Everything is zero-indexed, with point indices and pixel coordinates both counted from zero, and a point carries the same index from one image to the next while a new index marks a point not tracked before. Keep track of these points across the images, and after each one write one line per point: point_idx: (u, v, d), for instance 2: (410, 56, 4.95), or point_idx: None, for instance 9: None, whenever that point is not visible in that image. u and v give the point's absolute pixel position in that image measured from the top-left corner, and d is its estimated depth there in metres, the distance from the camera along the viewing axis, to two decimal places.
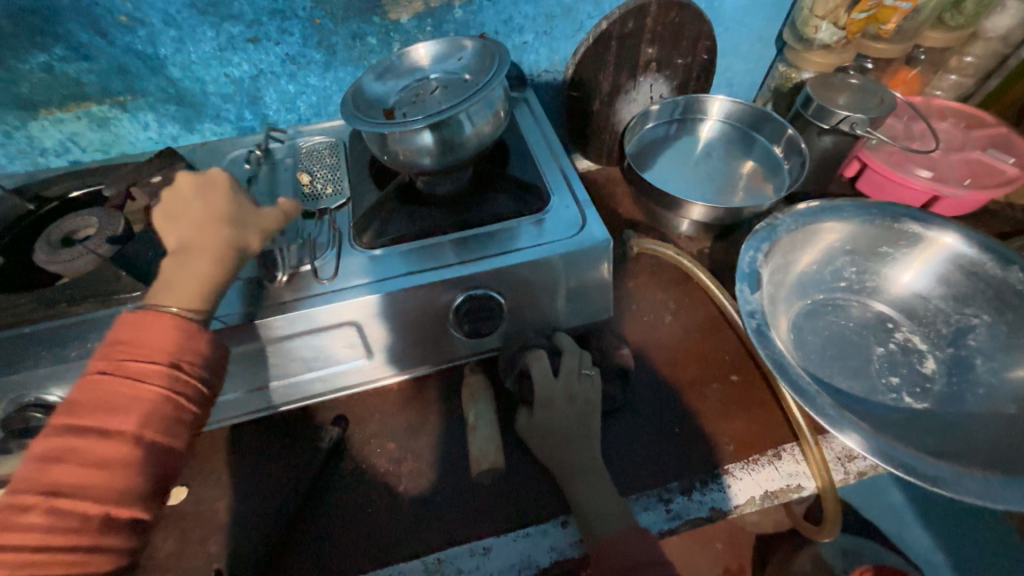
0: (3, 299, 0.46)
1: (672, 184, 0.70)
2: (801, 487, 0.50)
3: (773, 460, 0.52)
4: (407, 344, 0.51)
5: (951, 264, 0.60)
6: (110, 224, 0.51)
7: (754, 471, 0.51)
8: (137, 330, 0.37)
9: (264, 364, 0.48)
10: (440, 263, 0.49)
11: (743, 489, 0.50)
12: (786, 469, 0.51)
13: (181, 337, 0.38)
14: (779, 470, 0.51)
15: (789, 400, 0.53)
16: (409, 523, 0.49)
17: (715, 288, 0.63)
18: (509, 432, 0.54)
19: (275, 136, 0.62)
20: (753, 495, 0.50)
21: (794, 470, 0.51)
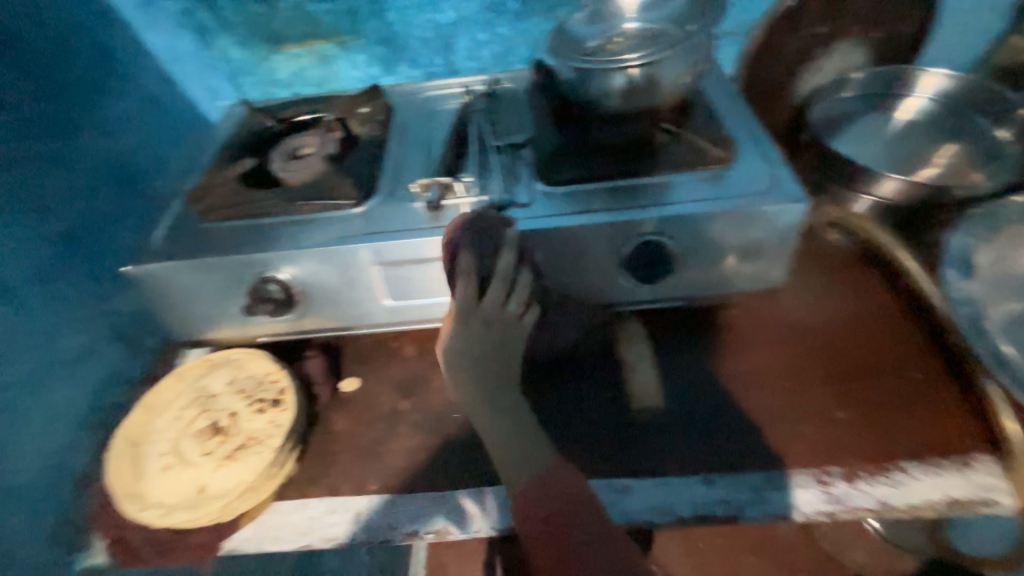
0: (247, 193, 0.55)
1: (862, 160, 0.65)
2: (997, 504, 0.44)
3: (962, 468, 0.45)
4: (571, 281, 0.53)
5: None
6: (329, 145, 0.61)
7: (936, 475, 0.45)
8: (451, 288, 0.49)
9: (443, 280, 0.53)
10: (616, 207, 0.50)
11: (920, 490, 0.45)
12: (980, 481, 0.45)
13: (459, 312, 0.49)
14: (970, 480, 0.45)
15: (997, 407, 0.46)
16: (550, 448, 0.51)
17: (922, 275, 0.55)
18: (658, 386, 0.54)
19: (460, 80, 0.67)
20: (933, 499, 0.44)
21: (990, 484, 0.44)
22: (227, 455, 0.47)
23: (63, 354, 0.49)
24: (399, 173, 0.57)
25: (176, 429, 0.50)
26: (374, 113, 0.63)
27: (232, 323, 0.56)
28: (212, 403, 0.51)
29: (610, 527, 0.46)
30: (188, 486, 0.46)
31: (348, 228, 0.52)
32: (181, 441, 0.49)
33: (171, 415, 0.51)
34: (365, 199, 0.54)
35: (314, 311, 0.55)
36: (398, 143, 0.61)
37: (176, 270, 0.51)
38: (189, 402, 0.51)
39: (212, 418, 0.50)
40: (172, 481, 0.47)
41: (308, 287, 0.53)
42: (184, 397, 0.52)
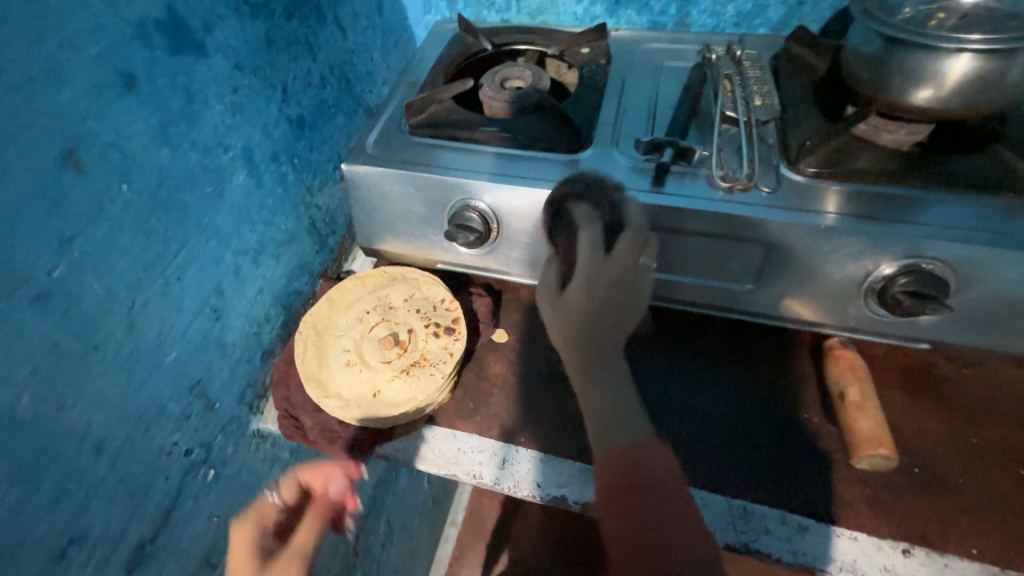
0: (461, 117, 0.54)
1: None
2: None
3: None
4: (792, 287, 0.47)
5: None
6: (542, 82, 0.57)
7: None
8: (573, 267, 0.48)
9: (648, 252, 0.49)
10: (884, 219, 0.42)
11: None
12: None
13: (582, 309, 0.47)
14: None
15: None
16: (715, 456, 0.46)
17: None
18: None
19: (692, 37, 0.60)
20: None
21: None
22: (403, 370, 0.50)
23: (274, 235, 0.52)
24: (615, 126, 0.53)
25: (358, 331, 0.52)
26: (592, 56, 0.59)
27: (415, 243, 0.56)
28: (390, 316, 0.53)
29: (776, 561, 0.42)
30: (364, 386, 0.49)
31: (559, 175, 0.49)
32: (362, 343, 0.52)
33: (354, 316, 0.53)
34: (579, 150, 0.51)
35: (500, 252, 0.53)
36: (615, 93, 0.56)
37: (386, 178, 0.52)
38: (370, 308, 0.54)
39: (392, 329, 0.52)
40: (352, 378, 0.50)
41: (504, 226, 0.51)
42: (366, 302, 0.54)
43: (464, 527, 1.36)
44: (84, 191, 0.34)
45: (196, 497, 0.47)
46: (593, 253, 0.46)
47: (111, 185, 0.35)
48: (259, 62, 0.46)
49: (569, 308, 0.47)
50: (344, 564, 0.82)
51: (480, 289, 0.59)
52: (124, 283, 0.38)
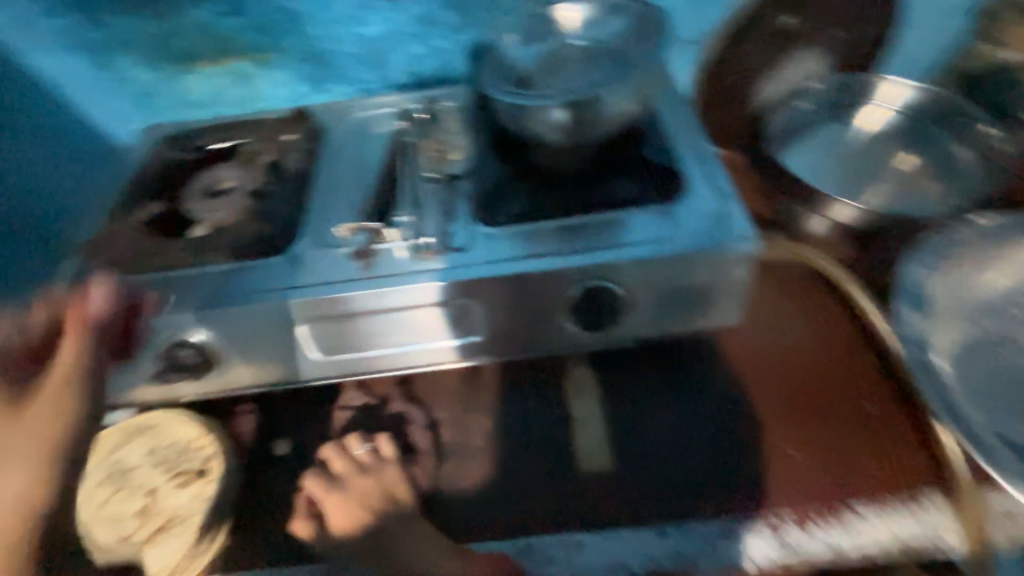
0: (157, 244, 0.50)
1: (813, 174, 0.62)
2: (947, 547, 0.42)
3: (914, 508, 0.43)
4: (516, 325, 0.49)
5: None
6: (248, 182, 0.55)
7: (889, 517, 0.43)
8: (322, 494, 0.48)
9: (375, 334, 0.48)
10: (559, 250, 0.47)
11: (871, 533, 0.43)
12: (930, 522, 0.43)
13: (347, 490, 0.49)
14: (921, 522, 0.43)
15: (946, 444, 0.45)
16: (494, 499, 0.48)
17: (873, 308, 0.53)
18: (617, 440, 0.50)
19: (395, 99, 0.61)
20: (883, 543, 0.42)
21: (937, 523, 0.43)
22: (147, 539, 0.44)
23: None
24: (326, 211, 0.51)
25: (87, 510, 0.45)
26: (300, 140, 0.58)
27: (147, 385, 0.50)
28: (129, 477, 0.47)
29: None
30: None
31: (266, 279, 0.47)
32: (96, 522, 0.45)
33: (80, 492, 0.46)
34: (287, 246, 0.49)
35: (235, 369, 0.49)
36: (325, 174, 0.55)
37: (81, 334, 0.46)
38: (101, 476, 0.47)
39: (129, 499, 0.46)
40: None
41: (225, 345, 0.47)
42: (95, 470, 0.47)
43: None
44: None
45: None
46: (347, 472, 0.50)
47: None
48: None
49: (337, 503, 0.48)
50: None
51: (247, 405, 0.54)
52: None
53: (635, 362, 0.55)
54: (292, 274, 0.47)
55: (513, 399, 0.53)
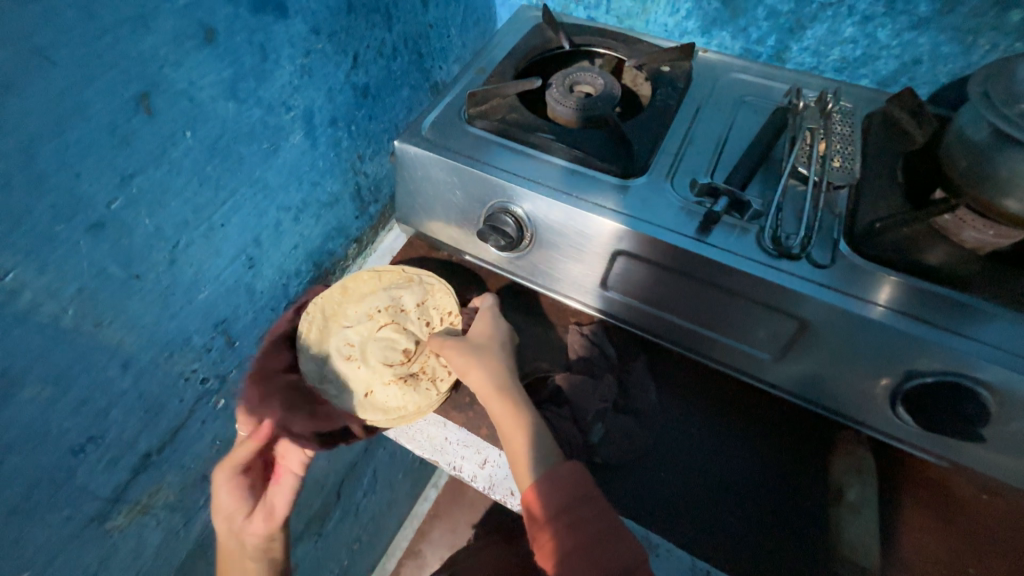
0: (520, 115, 0.53)
1: None
2: None
3: None
4: (817, 366, 0.44)
5: None
6: (613, 93, 0.54)
7: None
8: (494, 337, 0.50)
9: (672, 293, 0.47)
10: (932, 321, 0.40)
11: None
12: None
13: (506, 351, 0.49)
14: None
15: None
16: (692, 509, 0.45)
17: None
18: (881, 540, 0.43)
19: (784, 75, 0.55)
20: None
21: None
22: (400, 377, 0.52)
23: (318, 196, 0.54)
24: (678, 158, 0.50)
25: (365, 327, 0.54)
26: (673, 75, 0.55)
27: (451, 230, 0.56)
28: (402, 319, 0.54)
29: None
30: (360, 384, 0.52)
31: (606, 196, 0.48)
32: (369, 341, 0.53)
33: (364, 309, 0.55)
34: (634, 174, 0.48)
35: (531, 254, 0.52)
36: (685, 122, 0.53)
37: (434, 163, 0.51)
38: (381, 306, 0.55)
39: (396, 335, 0.54)
40: (349, 372, 0.52)
41: (540, 231, 0.50)
42: (379, 298, 0.55)
43: (443, 492, 1.46)
44: (151, 133, 0.36)
45: (203, 421, 0.51)
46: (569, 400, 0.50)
47: (175, 131, 0.37)
48: (337, 28, 0.47)
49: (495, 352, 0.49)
50: (326, 502, 0.90)
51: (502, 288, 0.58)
52: (174, 221, 0.40)
53: (915, 477, 0.46)
54: (634, 203, 0.47)
55: (754, 428, 0.48)
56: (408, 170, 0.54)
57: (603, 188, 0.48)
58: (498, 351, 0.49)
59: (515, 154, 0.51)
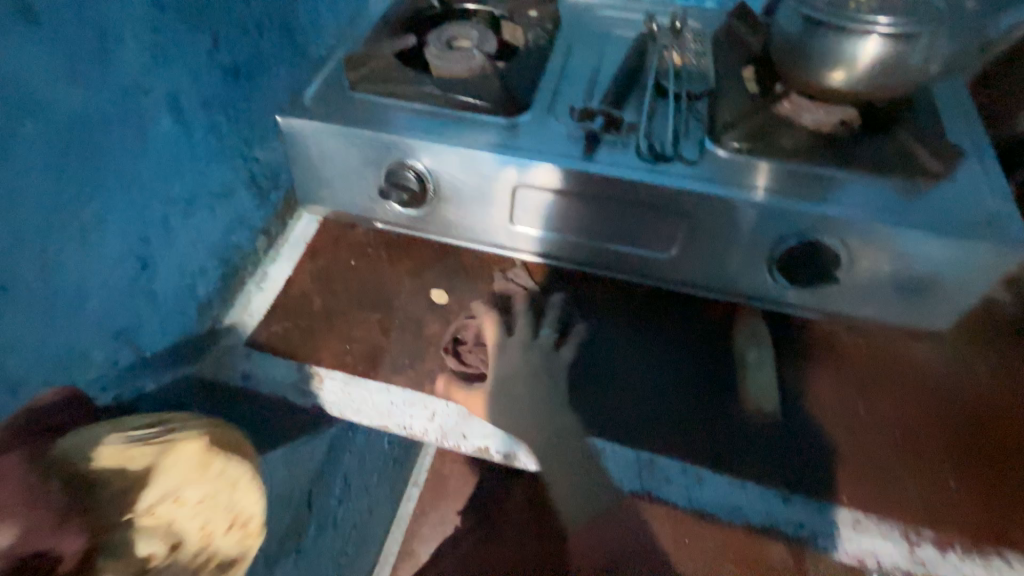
0: (402, 74, 0.53)
1: None
2: None
3: (1008, 558, 0.42)
4: (708, 256, 0.49)
5: None
6: (489, 43, 0.56)
7: (972, 562, 0.42)
8: (516, 371, 0.52)
9: (573, 215, 0.50)
10: (788, 192, 0.45)
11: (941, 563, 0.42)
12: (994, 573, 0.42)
13: (527, 374, 0.51)
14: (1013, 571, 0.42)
15: None
16: (628, 410, 0.50)
17: None
18: (786, 393, 0.49)
19: (642, 7, 0.60)
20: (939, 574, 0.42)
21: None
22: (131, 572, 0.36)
23: (206, 188, 0.52)
24: (558, 92, 0.53)
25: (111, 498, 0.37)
26: (542, 19, 0.58)
27: (359, 200, 0.56)
28: (179, 478, 0.39)
29: (673, 506, 0.46)
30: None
31: (496, 136, 0.49)
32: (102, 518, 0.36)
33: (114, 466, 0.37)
34: (520, 111, 0.51)
35: (440, 208, 0.53)
36: (561, 59, 0.56)
37: (323, 132, 0.51)
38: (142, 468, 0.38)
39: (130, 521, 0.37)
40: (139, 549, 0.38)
41: (442, 182, 0.51)
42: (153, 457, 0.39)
43: (426, 489, 1.45)
44: None
45: None
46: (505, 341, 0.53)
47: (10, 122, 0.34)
48: (185, 4, 0.45)
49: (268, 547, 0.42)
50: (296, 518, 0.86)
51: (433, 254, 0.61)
52: (35, 223, 0.37)
53: (806, 337, 0.52)
54: (523, 139, 0.49)
55: (669, 327, 0.53)
56: (302, 147, 0.53)
57: (494, 130, 0.50)
58: (518, 385, 0.51)
59: (404, 112, 0.51)
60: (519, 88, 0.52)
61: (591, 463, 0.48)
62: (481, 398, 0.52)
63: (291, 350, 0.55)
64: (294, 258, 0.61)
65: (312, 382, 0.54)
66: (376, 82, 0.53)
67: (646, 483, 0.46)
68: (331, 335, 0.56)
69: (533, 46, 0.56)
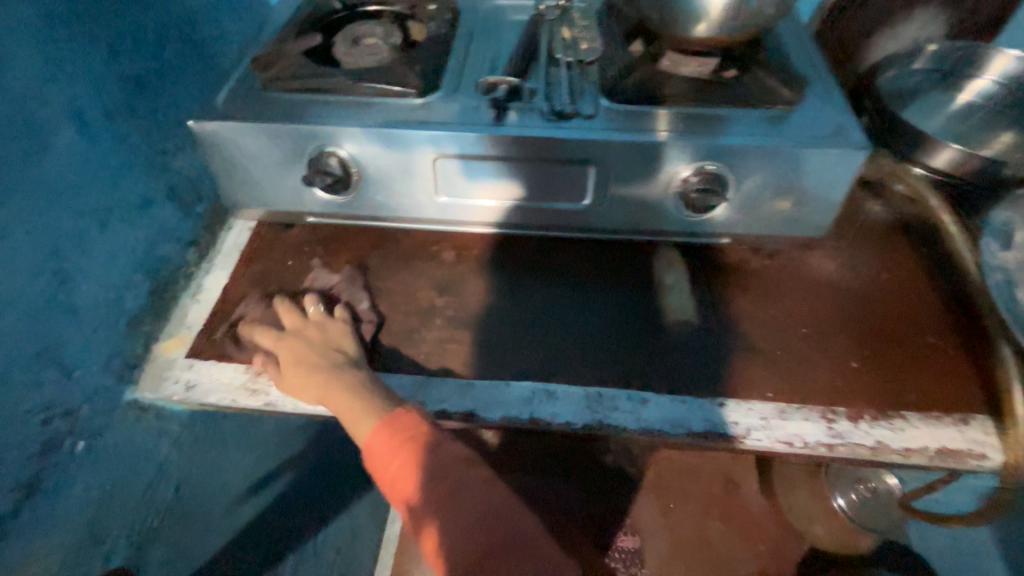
0: (313, 70, 0.56)
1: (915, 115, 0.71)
2: (886, 452, 0.47)
3: (907, 417, 0.49)
4: (621, 200, 0.54)
5: None
6: (394, 36, 0.60)
7: (880, 427, 0.48)
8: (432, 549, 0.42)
9: (494, 180, 0.54)
10: (677, 131, 0.50)
11: (855, 433, 0.48)
12: (902, 434, 0.48)
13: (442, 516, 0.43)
14: (914, 429, 0.48)
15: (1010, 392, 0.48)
16: (573, 351, 0.54)
17: (960, 236, 0.57)
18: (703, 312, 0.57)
19: None
20: (857, 445, 0.48)
21: (905, 437, 0.48)
22: None
23: (124, 199, 0.51)
24: (464, 71, 0.57)
25: None
26: (440, 10, 0.63)
27: (286, 195, 0.57)
28: None
29: (625, 432, 0.49)
30: None
31: (411, 115, 0.53)
32: None
33: None
34: (430, 91, 0.54)
35: (367, 191, 0.56)
36: (463, 43, 0.60)
37: (238, 131, 0.52)
38: None
39: None
40: None
41: (365, 166, 0.54)
42: None
43: None
44: None
45: (63, 471, 0.46)
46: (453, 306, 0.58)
47: None
48: (79, 15, 0.46)
49: None
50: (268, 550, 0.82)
51: (372, 243, 0.64)
52: None
53: (715, 265, 0.60)
54: (438, 114, 0.53)
55: (596, 274, 0.60)
56: (218, 148, 0.53)
57: (408, 109, 0.53)
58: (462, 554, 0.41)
59: (318, 103, 0.54)
60: (427, 71, 0.56)
61: (545, 406, 0.51)
62: (434, 366, 0.54)
63: (235, 353, 0.55)
64: (229, 266, 0.61)
65: (261, 381, 0.53)
66: (286, 79, 0.54)
67: (598, 413, 0.50)
68: (276, 332, 0.56)
69: (436, 34, 0.60)
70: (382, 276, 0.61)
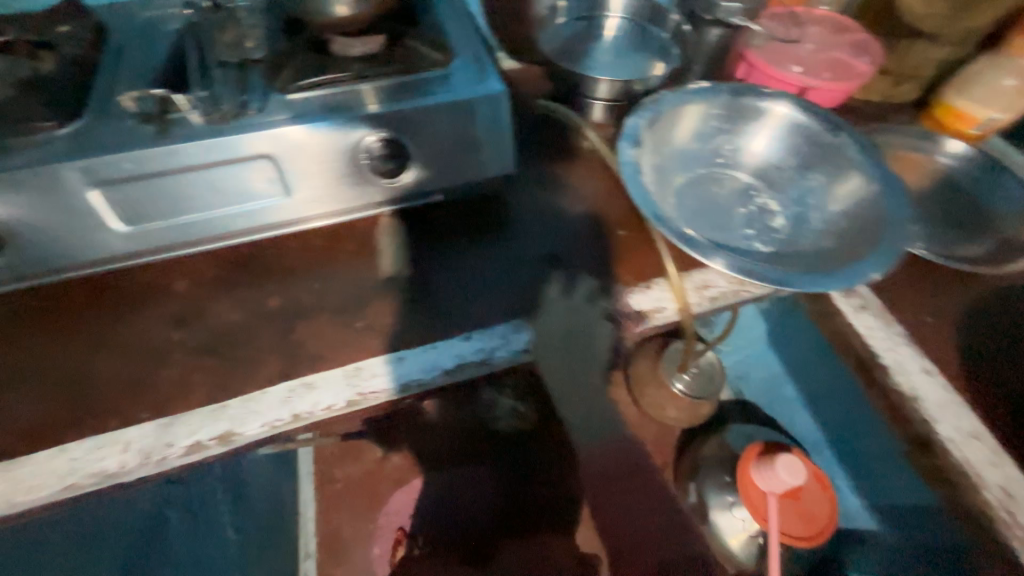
0: None
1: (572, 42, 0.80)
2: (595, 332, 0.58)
3: (608, 299, 0.60)
4: (325, 184, 0.56)
5: (793, 132, 0.71)
6: (18, 67, 0.54)
7: (590, 314, 0.59)
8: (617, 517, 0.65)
9: (181, 196, 0.52)
10: (346, 109, 0.53)
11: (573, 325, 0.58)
12: (606, 314, 0.59)
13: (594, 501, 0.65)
14: (615, 306, 0.60)
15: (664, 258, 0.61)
16: (324, 337, 0.56)
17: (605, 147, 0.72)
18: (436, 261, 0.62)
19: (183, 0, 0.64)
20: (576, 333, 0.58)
21: (609, 314, 0.59)
22: None
23: None
24: (112, 91, 0.53)
25: None
26: (76, 32, 0.58)
27: None
28: None
29: (386, 393, 0.53)
30: None
31: (49, 150, 0.48)
32: None
33: None
34: (71, 120, 0.50)
35: (33, 243, 0.50)
36: (112, 63, 0.56)
37: None
38: None
39: None
40: None
41: (14, 217, 0.48)
42: None
43: None
44: None
45: None
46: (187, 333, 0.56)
47: None
48: None
49: None
50: None
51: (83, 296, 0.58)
52: None
53: (448, 220, 0.66)
54: (83, 143, 0.49)
55: (335, 257, 0.62)
56: None
57: (42, 144, 0.48)
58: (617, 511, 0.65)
59: None
60: (62, 99, 0.52)
61: (306, 397, 0.52)
62: (179, 401, 0.51)
63: None
64: None
65: None
66: None
67: (357, 384, 0.53)
68: None
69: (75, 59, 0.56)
70: (101, 328, 0.56)
